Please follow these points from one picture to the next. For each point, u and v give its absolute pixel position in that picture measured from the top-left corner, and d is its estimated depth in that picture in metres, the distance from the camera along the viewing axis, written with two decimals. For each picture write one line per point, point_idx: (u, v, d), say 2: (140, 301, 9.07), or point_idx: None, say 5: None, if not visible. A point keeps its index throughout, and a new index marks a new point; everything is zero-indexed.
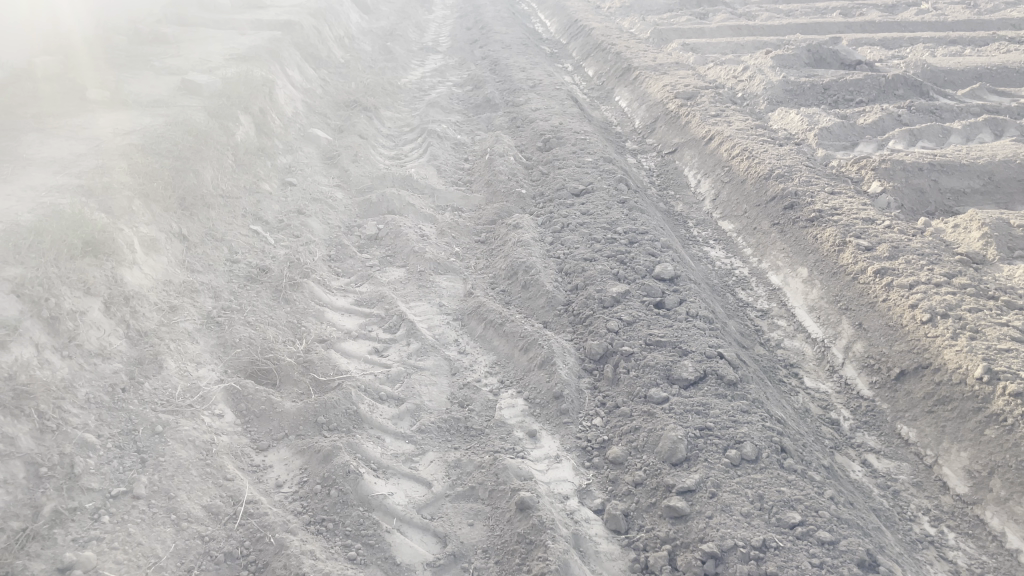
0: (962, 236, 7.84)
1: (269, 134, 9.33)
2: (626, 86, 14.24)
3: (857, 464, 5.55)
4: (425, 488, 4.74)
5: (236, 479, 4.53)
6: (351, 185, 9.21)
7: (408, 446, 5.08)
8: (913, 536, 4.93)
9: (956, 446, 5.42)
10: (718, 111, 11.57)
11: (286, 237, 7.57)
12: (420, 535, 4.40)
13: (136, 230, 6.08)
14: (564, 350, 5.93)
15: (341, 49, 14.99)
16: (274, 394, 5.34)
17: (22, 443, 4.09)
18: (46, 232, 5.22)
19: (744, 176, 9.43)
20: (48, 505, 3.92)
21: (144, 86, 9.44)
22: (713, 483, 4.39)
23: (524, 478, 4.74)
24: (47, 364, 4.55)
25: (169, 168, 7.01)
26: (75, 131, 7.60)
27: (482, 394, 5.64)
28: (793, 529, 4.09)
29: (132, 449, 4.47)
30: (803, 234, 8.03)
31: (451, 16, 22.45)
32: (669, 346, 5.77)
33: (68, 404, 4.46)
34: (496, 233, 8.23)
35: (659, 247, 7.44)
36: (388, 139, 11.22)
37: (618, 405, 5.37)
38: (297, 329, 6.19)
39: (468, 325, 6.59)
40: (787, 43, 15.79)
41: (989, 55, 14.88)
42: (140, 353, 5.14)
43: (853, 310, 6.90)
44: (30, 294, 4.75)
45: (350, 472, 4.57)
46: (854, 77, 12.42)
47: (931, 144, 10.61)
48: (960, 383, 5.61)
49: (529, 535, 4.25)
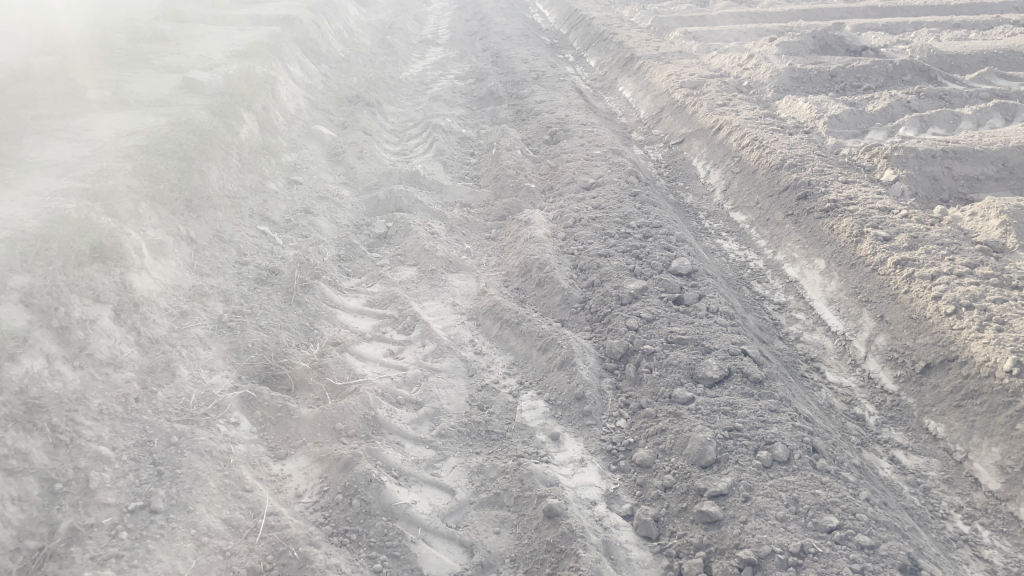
0: (980, 225, 7.70)
1: (273, 132, 9.19)
2: (629, 76, 14.08)
3: (886, 461, 5.44)
4: (448, 495, 4.64)
5: (256, 490, 4.42)
6: (358, 184, 9.08)
7: (429, 452, 4.97)
8: (947, 535, 4.83)
9: (986, 441, 5.31)
10: (725, 100, 11.43)
11: (294, 238, 7.44)
12: (447, 545, 4.30)
13: (143, 233, 5.95)
14: (583, 349, 5.82)
15: (340, 43, 14.82)
16: (290, 400, 5.22)
17: (36, 458, 3.98)
18: (53, 240, 5.11)
19: (755, 167, 9.30)
20: (65, 522, 3.82)
21: (144, 85, 9.29)
22: (745, 487, 4.28)
23: (550, 484, 4.63)
24: (58, 376, 4.43)
25: (174, 169, 6.88)
26: (78, 132, 7.47)
27: (501, 396, 5.53)
28: (831, 533, 3.99)
29: (147, 461, 4.35)
30: (819, 224, 7.90)
31: (450, 7, 22.27)
32: (691, 344, 5.65)
33: (82, 416, 4.34)
34: (507, 230, 8.11)
35: (674, 241, 7.33)
36: (393, 135, 11.08)
37: (642, 406, 5.25)
38: (310, 332, 6.07)
39: (484, 325, 6.46)
40: (790, 29, 15.62)
41: (994, 39, 14.72)
42: (152, 361, 5.01)
43: (875, 302, 6.77)
44: (39, 304, 4.63)
45: (372, 481, 4.45)
46: (860, 64, 12.27)
47: (942, 130, 10.47)
48: (988, 377, 5.50)
49: (559, 543, 4.14)
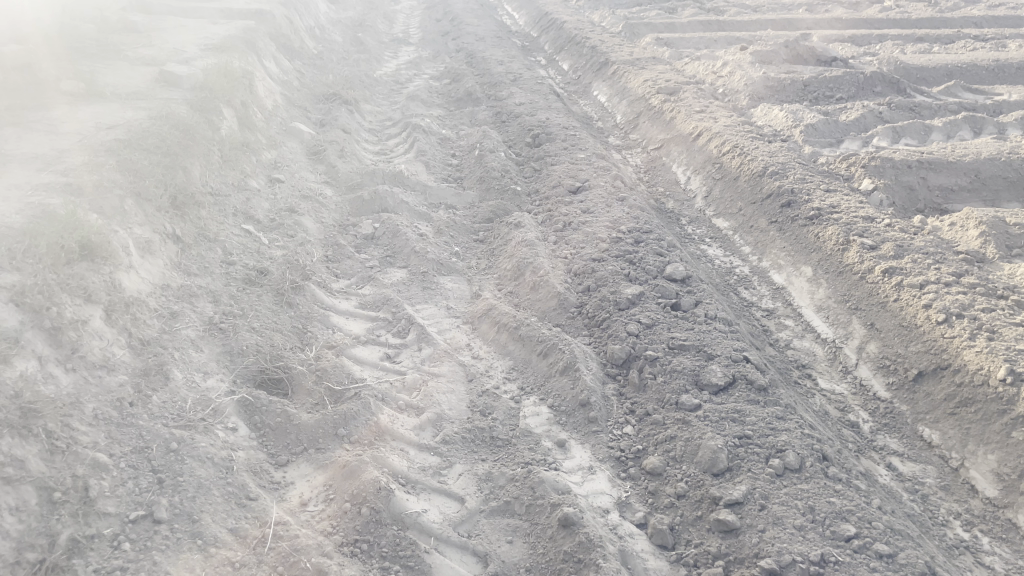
0: (960, 234, 7.85)
1: (253, 128, 8.95)
2: (604, 81, 14.05)
3: (883, 468, 5.50)
4: (457, 503, 4.54)
5: (259, 498, 4.28)
6: (340, 182, 8.90)
7: (434, 458, 4.87)
8: (948, 542, 4.88)
9: (982, 449, 5.40)
10: (703, 108, 11.49)
11: (281, 237, 7.26)
12: (460, 555, 4.22)
13: (130, 231, 5.74)
14: (585, 355, 5.78)
15: (312, 40, 14.57)
16: (288, 405, 5.06)
17: (32, 466, 3.79)
18: (41, 236, 4.91)
19: (737, 173, 9.35)
20: (65, 533, 3.65)
21: (118, 77, 9.01)
22: (761, 495, 4.30)
23: (561, 492, 4.56)
24: (51, 379, 4.25)
25: (158, 165, 6.65)
26: (53, 125, 7.20)
27: (503, 402, 5.46)
28: (849, 542, 4.03)
29: (147, 468, 4.17)
30: (804, 232, 7.97)
31: (420, 7, 22.08)
32: (693, 350, 5.66)
33: (76, 421, 4.15)
34: (496, 233, 8.03)
35: (665, 247, 7.33)
36: (371, 134, 10.90)
37: (648, 413, 5.23)
38: (304, 336, 5.93)
39: (480, 328, 6.38)
40: (759, 39, 15.76)
41: (957, 53, 15.03)
42: (145, 363, 4.83)
43: (864, 309, 6.85)
44: (31, 304, 4.43)
45: (381, 489, 4.34)
46: (833, 74, 12.39)
47: (914, 141, 10.63)
48: (982, 385, 5.59)
49: (577, 553, 4.09)
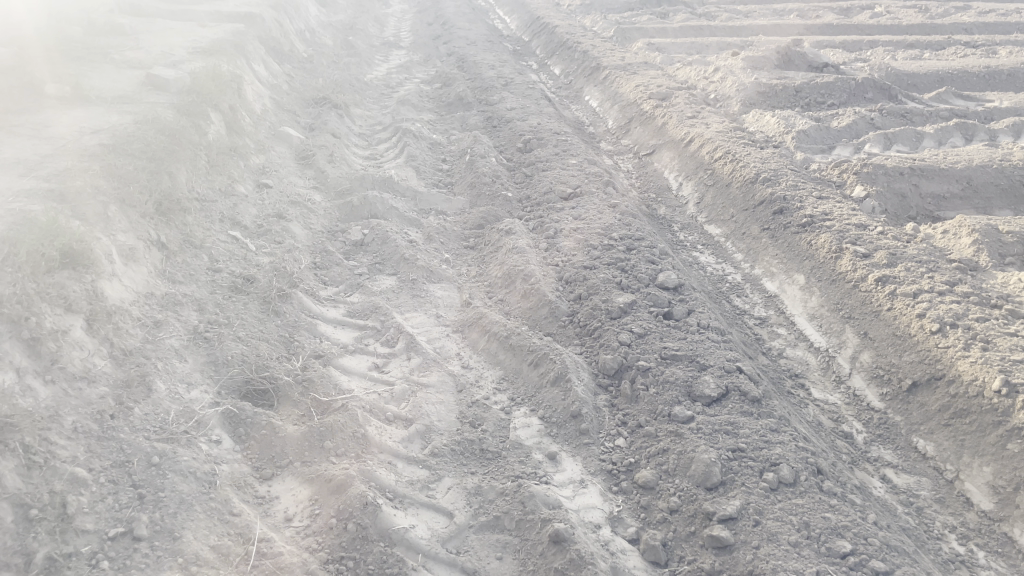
0: (953, 242, 7.80)
1: (241, 132, 8.84)
2: (596, 85, 13.99)
3: (878, 480, 5.45)
4: (446, 518, 4.45)
5: (243, 514, 4.18)
6: (329, 187, 8.81)
7: (422, 472, 4.78)
8: (945, 556, 4.82)
9: (977, 461, 5.34)
10: (694, 113, 11.43)
11: (268, 244, 7.15)
12: (448, 572, 4.13)
13: (113, 238, 5.63)
14: (576, 365, 5.70)
15: (302, 43, 14.46)
16: (273, 417, 4.96)
17: (8, 482, 3.68)
18: (21, 244, 4.79)
19: (729, 179, 9.29)
20: (41, 552, 3.54)
21: (105, 80, 8.89)
22: (755, 511, 4.24)
23: (552, 507, 4.48)
24: (29, 392, 4.14)
25: (143, 170, 6.55)
26: (37, 130, 7.09)
27: (494, 413, 5.38)
28: (845, 559, 3.97)
29: (128, 483, 4.06)
30: (797, 240, 7.91)
31: (411, 10, 21.98)
32: (685, 360, 5.59)
33: (55, 435, 4.04)
34: (486, 239, 7.95)
35: (657, 254, 7.27)
36: (361, 139, 10.80)
37: (640, 425, 5.15)
38: (291, 345, 5.83)
39: (470, 337, 6.30)
40: (751, 44, 15.73)
41: (948, 59, 15.04)
42: (127, 374, 4.71)
43: (857, 318, 6.79)
44: (9, 314, 4.32)
45: (368, 504, 4.24)
46: (825, 80, 12.33)
47: (905, 148, 10.61)
48: (977, 397, 5.54)
49: (567, 570, 4.02)
